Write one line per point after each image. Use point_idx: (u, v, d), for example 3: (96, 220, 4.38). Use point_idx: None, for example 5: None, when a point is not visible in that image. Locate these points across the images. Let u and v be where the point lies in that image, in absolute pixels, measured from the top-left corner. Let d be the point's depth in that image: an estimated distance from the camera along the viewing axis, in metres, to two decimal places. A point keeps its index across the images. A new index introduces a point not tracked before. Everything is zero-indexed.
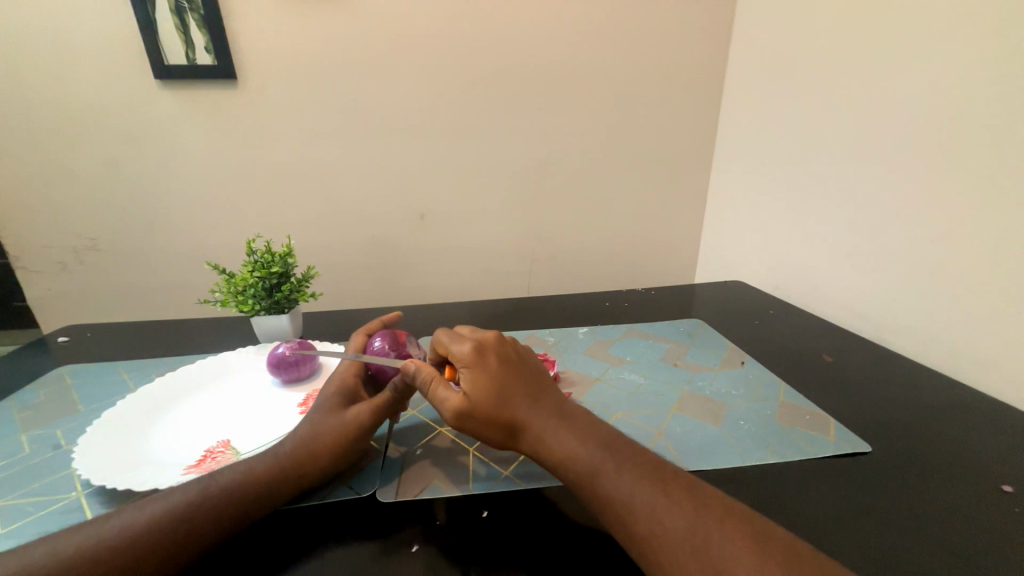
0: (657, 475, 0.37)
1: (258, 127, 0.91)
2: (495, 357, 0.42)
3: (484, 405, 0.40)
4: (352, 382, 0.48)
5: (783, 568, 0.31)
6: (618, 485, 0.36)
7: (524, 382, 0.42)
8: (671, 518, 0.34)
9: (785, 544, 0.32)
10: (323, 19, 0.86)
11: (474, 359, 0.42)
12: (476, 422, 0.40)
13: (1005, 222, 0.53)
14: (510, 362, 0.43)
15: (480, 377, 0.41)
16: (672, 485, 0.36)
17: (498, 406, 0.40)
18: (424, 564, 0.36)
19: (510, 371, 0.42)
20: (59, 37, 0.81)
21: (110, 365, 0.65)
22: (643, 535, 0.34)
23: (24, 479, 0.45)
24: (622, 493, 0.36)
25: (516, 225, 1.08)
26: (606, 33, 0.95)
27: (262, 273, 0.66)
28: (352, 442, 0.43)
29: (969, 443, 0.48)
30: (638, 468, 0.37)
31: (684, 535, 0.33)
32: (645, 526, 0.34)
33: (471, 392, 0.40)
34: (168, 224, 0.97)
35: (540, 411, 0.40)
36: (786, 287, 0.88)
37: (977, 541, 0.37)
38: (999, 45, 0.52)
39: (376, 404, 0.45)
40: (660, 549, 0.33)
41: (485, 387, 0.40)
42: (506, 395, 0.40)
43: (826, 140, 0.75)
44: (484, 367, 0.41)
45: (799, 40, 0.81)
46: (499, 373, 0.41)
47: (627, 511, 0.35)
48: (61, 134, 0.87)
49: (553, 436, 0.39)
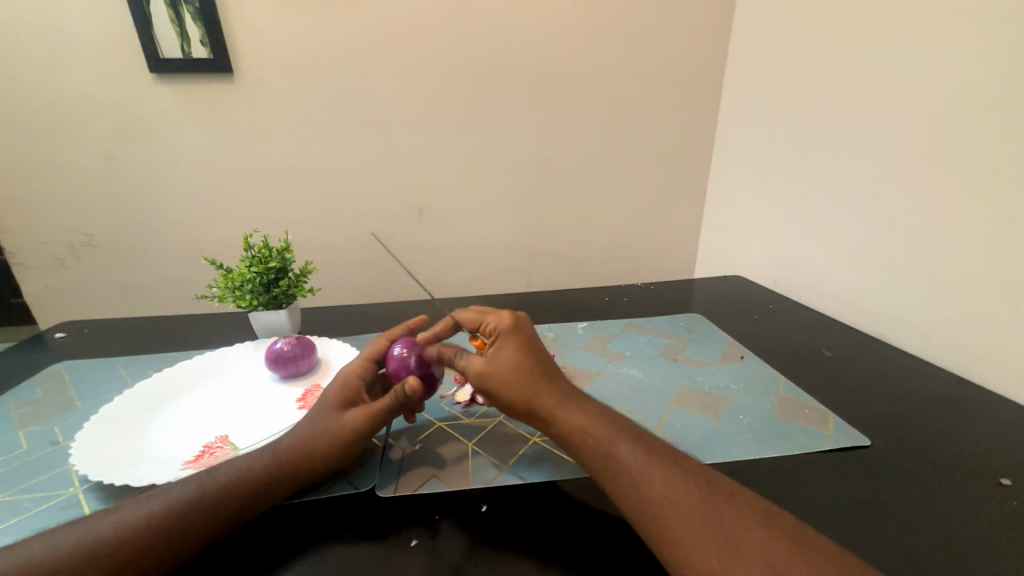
0: (672, 455, 0.37)
1: (255, 121, 0.91)
2: (522, 331, 0.45)
3: (510, 365, 0.42)
4: (357, 383, 0.47)
5: (789, 543, 0.31)
6: (633, 456, 0.37)
7: (549, 358, 0.44)
8: (683, 488, 0.34)
9: (790, 522, 0.33)
10: (320, 12, 0.85)
11: (509, 326, 0.45)
12: (497, 386, 0.42)
13: (1004, 216, 0.52)
14: (534, 341, 0.45)
15: (510, 342, 0.44)
16: (682, 463, 0.37)
17: (522, 368, 0.42)
18: (423, 560, 0.35)
19: (537, 344, 0.45)
20: (52, 31, 0.80)
21: (109, 361, 0.65)
22: (655, 505, 0.34)
23: (22, 475, 0.45)
24: (636, 465, 0.36)
25: (514, 220, 1.07)
26: (605, 26, 0.94)
27: (260, 267, 0.66)
28: (347, 451, 0.43)
29: (967, 436, 0.48)
30: (651, 445, 0.38)
31: (696, 506, 0.33)
32: (658, 494, 0.34)
33: (500, 354, 0.43)
34: (166, 220, 0.96)
35: (556, 388, 0.42)
36: (785, 282, 0.88)
37: (978, 534, 0.37)
38: (1000, 36, 0.51)
39: (372, 410, 0.43)
40: (672, 518, 0.33)
41: (509, 354, 0.43)
42: (531, 362, 0.43)
43: (826, 134, 0.75)
44: (511, 337, 0.44)
45: (799, 33, 0.80)
46: (526, 344, 0.44)
47: (640, 479, 0.35)
48: (57, 129, 0.87)
49: (570, 405, 0.41)
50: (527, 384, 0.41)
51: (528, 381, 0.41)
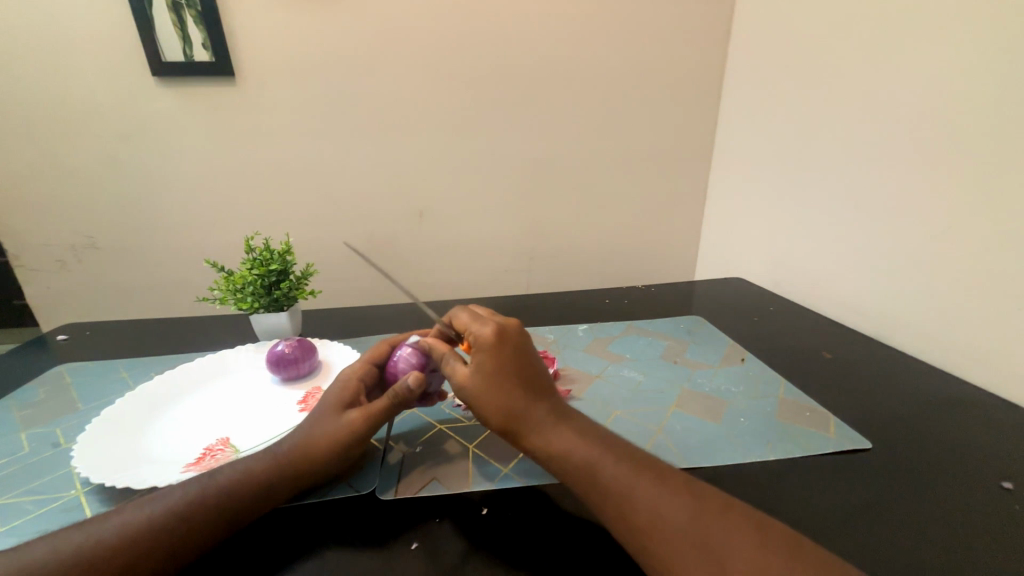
0: (658, 472, 0.37)
1: (256, 124, 0.91)
2: (511, 346, 0.42)
3: (487, 385, 0.41)
4: (355, 388, 0.46)
5: (781, 559, 0.31)
6: (618, 475, 0.37)
7: (532, 380, 0.42)
8: (670, 508, 0.34)
9: (783, 536, 0.33)
10: (321, 16, 0.86)
11: (490, 342, 0.42)
12: (478, 401, 0.41)
13: (1004, 219, 0.52)
14: (523, 353, 0.43)
15: (490, 359, 0.41)
16: (671, 479, 0.37)
17: (505, 388, 0.41)
18: (423, 562, 0.36)
19: (520, 361, 0.42)
20: (55, 34, 0.81)
21: (110, 363, 0.65)
22: (641, 527, 0.34)
23: (24, 477, 0.45)
24: (622, 487, 0.36)
25: (515, 222, 1.07)
26: (605, 29, 0.94)
27: (261, 270, 0.66)
28: (348, 454, 0.43)
29: (967, 439, 0.48)
30: (637, 464, 0.38)
31: (683, 525, 0.33)
32: (644, 514, 0.34)
33: (479, 372, 0.41)
34: (168, 223, 0.97)
35: (541, 408, 0.41)
36: (786, 284, 0.88)
37: (977, 538, 0.37)
38: (999, 40, 0.51)
39: (371, 411, 0.43)
40: (658, 540, 0.33)
41: (492, 373, 0.41)
42: (510, 383, 0.41)
43: (826, 136, 0.75)
44: (501, 354, 0.42)
45: (799, 35, 0.80)
46: (506, 361, 0.42)
47: (625, 501, 0.35)
48: (59, 131, 0.87)
49: (550, 430, 0.40)
50: (506, 405, 0.41)
51: (512, 404, 0.40)
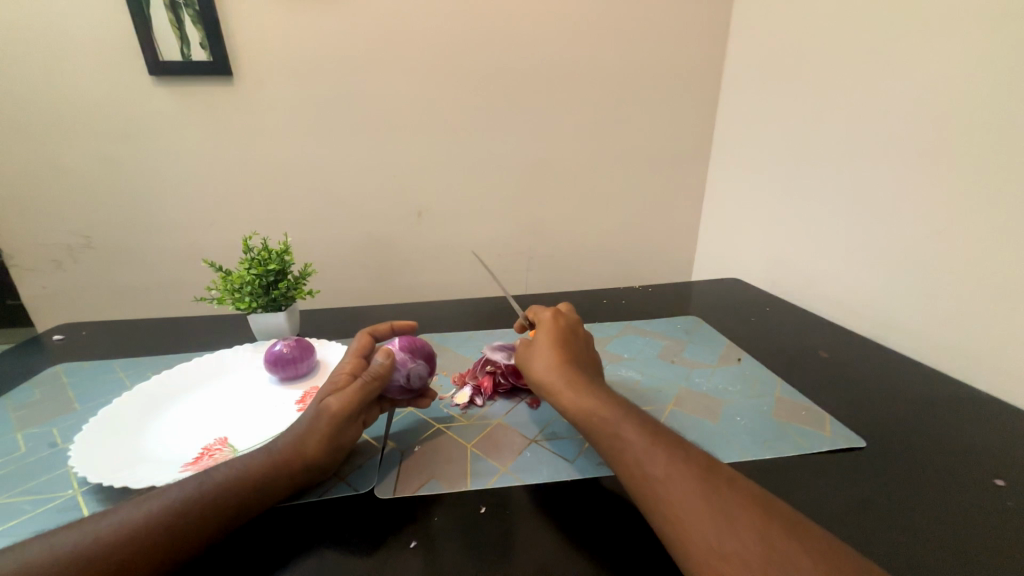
0: (675, 440, 0.39)
1: (255, 124, 0.91)
2: (564, 324, 0.51)
3: (539, 349, 0.49)
4: (346, 381, 0.46)
5: (784, 526, 0.32)
6: (638, 436, 0.39)
7: (578, 354, 0.49)
8: (684, 466, 0.36)
9: (786, 508, 0.33)
10: (320, 17, 0.86)
11: (549, 319, 0.52)
12: (528, 362, 0.49)
13: (998, 220, 0.53)
14: (574, 336, 0.51)
15: (550, 330, 0.50)
16: (688, 448, 0.38)
17: (550, 352, 0.48)
18: (422, 560, 0.36)
19: (573, 339, 0.50)
20: (51, 33, 0.81)
21: (107, 364, 0.65)
22: (654, 478, 0.36)
23: (19, 478, 0.44)
24: (640, 444, 0.38)
25: (513, 222, 1.08)
26: (603, 31, 0.95)
27: (259, 270, 0.65)
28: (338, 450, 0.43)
29: (961, 436, 0.48)
30: (657, 431, 0.40)
31: (693, 482, 0.35)
32: (659, 471, 0.36)
33: (536, 341, 0.50)
34: (165, 222, 0.96)
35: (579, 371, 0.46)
36: (782, 284, 0.89)
37: (972, 534, 0.37)
38: (995, 41, 0.52)
39: (349, 398, 0.44)
40: (670, 491, 0.34)
41: (546, 339, 0.49)
42: (558, 349, 0.48)
43: (822, 137, 0.76)
44: (557, 325, 0.51)
45: (796, 37, 0.81)
46: (560, 335, 0.50)
47: (643, 457, 0.37)
48: (54, 130, 0.87)
49: (584, 385, 0.44)
50: (550, 365, 0.47)
51: (554, 363, 0.47)
